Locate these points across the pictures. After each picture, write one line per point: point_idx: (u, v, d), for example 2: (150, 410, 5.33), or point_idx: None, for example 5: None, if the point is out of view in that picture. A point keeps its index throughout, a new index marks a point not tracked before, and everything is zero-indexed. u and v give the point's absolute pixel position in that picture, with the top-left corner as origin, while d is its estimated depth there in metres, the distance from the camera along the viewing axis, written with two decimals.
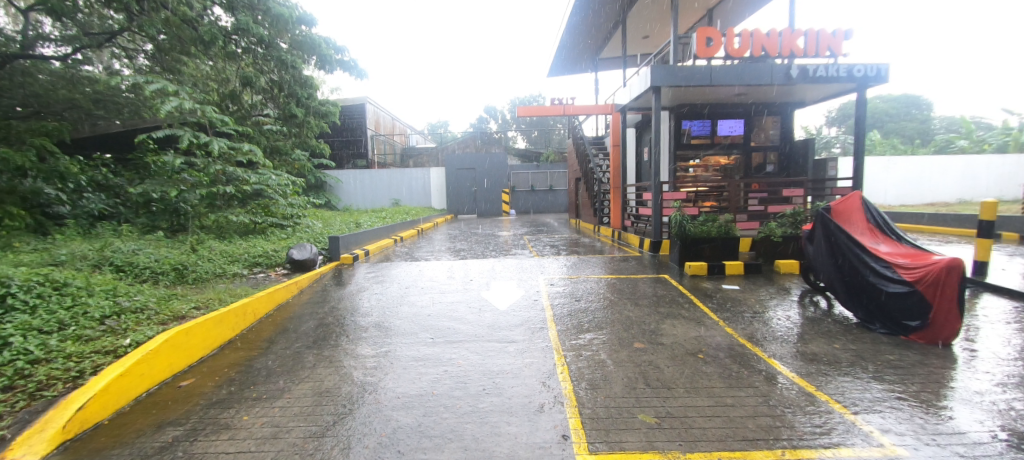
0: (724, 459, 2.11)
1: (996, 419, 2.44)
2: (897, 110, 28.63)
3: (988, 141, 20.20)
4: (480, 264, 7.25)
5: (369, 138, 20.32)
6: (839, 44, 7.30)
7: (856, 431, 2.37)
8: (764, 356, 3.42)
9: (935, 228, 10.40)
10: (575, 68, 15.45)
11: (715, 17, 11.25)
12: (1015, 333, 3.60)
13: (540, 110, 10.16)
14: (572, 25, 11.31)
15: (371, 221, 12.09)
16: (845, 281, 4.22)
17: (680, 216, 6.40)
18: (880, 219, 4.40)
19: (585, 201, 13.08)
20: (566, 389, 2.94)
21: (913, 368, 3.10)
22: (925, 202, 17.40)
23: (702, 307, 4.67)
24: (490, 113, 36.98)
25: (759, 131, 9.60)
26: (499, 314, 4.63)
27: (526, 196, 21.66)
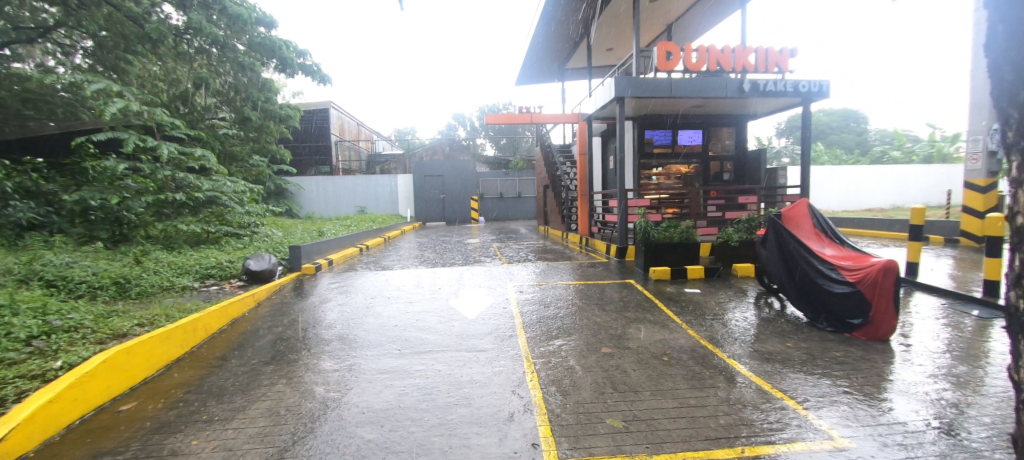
0: None
1: (930, 409, 2.64)
2: (838, 123, 30.94)
3: (916, 153, 22.20)
4: (448, 272, 7.16)
5: (333, 144, 19.72)
6: (786, 61, 7.83)
7: (809, 426, 2.50)
8: (724, 357, 3.55)
9: (873, 232, 11.26)
10: (542, 78, 15.69)
11: (674, 32, 11.80)
12: (943, 328, 3.93)
13: (509, 118, 10.23)
14: (539, 35, 11.52)
15: (335, 229, 11.70)
16: (795, 282, 4.46)
17: (644, 223, 6.61)
18: (825, 225, 4.71)
19: (554, 208, 13.24)
20: (536, 397, 2.93)
21: (857, 363, 3.31)
22: (864, 207, 18.86)
23: (666, 310, 4.82)
24: (458, 119, 36.88)
25: (716, 141, 10.09)
26: (467, 322, 4.57)
27: (495, 203, 21.64)
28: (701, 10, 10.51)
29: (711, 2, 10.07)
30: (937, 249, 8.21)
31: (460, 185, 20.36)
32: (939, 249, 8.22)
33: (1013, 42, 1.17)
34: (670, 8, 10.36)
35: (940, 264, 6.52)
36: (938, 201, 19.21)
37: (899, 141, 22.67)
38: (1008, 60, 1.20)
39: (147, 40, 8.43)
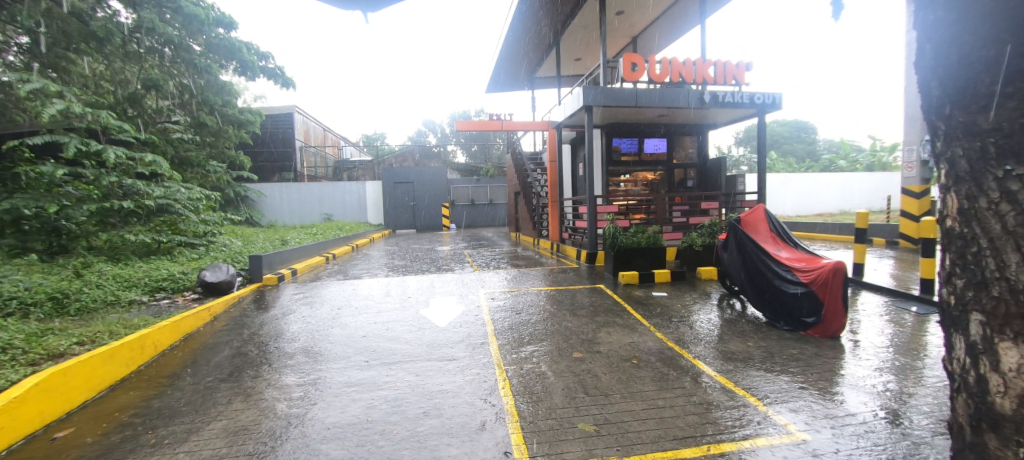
0: None
1: (877, 401, 2.81)
2: (790, 133, 33.00)
3: (860, 162, 23.95)
4: (418, 280, 7.03)
5: (297, 149, 19.09)
6: (742, 74, 8.27)
7: (769, 422, 2.60)
8: (690, 358, 3.65)
9: (823, 235, 12.02)
10: (513, 86, 15.86)
11: (639, 44, 12.25)
12: (886, 324, 4.22)
13: (480, 124, 10.25)
14: (510, 43, 11.64)
15: (299, 238, 11.27)
16: (755, 284, 4.66)
17: (613, 229, 6.76)
18: (780, 229, 4.97)
19: (525, 215, 13.31)
20: (508, 404, 2.90)
21: (812, 360, 3.49)
22: (815, 212, 20.11)
23: (635, 314, 4.91)
24: (428, 126, 36.70)
25: (679, 149, 10.48)
26: (437, 331, 4.49)
27: (467, 210, 21.53)
28: (664, 24, 10.98)
29: (673, 16, 10.53)
30: (880, 251, 8.85)
31: (430, 192, 20.15)
32: (881, 251, 8.86)
33: (936, 59, 1.29)
34: (635, 21, 10.76)
35: (882, 265, 7.02)
36: (879, 206, 20.79)
37: (845, 150, 24.41)
38: (934, 75, 1.31)
39: (91, 38, 7.84)
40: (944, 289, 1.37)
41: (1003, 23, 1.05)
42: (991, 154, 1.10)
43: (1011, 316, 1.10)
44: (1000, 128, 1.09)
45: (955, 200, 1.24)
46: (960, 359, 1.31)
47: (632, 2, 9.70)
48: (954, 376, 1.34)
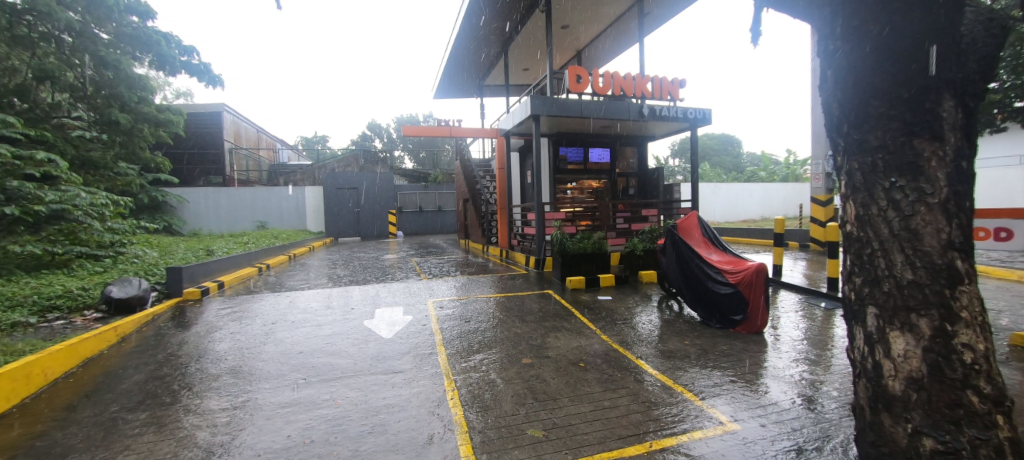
0: None
1: (795, 388, 3.11)
2: (718, 146, 36.07)
3: (777, 173, 26.69)
4: (361, 290, 6.72)
5: (226, 151, 17.64)
6: (677, 90, 8.88)
7: (705, 415, 2.77)
8: (634, 358, 3.79)
9: (747, 240, 13.16)
10: (462, 92, 15.82)
11: (584, 58, 12.80)
12: (800, 318, 4.69)
13: (428, 130, 10.09)
14: (458, 50, 11.65)
15: (227, 247, 10.34)
16: (690, 285, 4.96)
17: (560, 235, 6.92)
18: (711, 233, 5.37)
19: (474, 221, 13.23)
20: (456, 415, 2.83)
21: (739, 354, 3.78)
22: (740, 219, 21.97)
23: (582, 318, 5.05)
24: (374, 130, 35.65)
25: (621, 159, 11.04)
26: (382, 343, 4.30)
27: (414, 217, 21.03)
28: (606, 40, 11.55)
29: (615, 33, 11.12)
30: (794, 254, 9.83)
31: (375, 198, 19.42)
32: (795, 254, 9.84)
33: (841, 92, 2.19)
34: (579, 35, 11.24)
35: (796, 266, 7.78)
36: (793, 213, 23.17)
37: (764, 163, 27.03)
38: (837, 102, 2.24)
39: None
40: (853, 283, 2.18)
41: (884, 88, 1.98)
42: (881, 166, 2.00)
43: (899, 308, 1.94)
44: (886, 145, 1.99)
45: (854, 207, 2.13)
46: (862, 347, 2.13)
47: (576, 17, 10.12)
48: (857, 363, 2.17)
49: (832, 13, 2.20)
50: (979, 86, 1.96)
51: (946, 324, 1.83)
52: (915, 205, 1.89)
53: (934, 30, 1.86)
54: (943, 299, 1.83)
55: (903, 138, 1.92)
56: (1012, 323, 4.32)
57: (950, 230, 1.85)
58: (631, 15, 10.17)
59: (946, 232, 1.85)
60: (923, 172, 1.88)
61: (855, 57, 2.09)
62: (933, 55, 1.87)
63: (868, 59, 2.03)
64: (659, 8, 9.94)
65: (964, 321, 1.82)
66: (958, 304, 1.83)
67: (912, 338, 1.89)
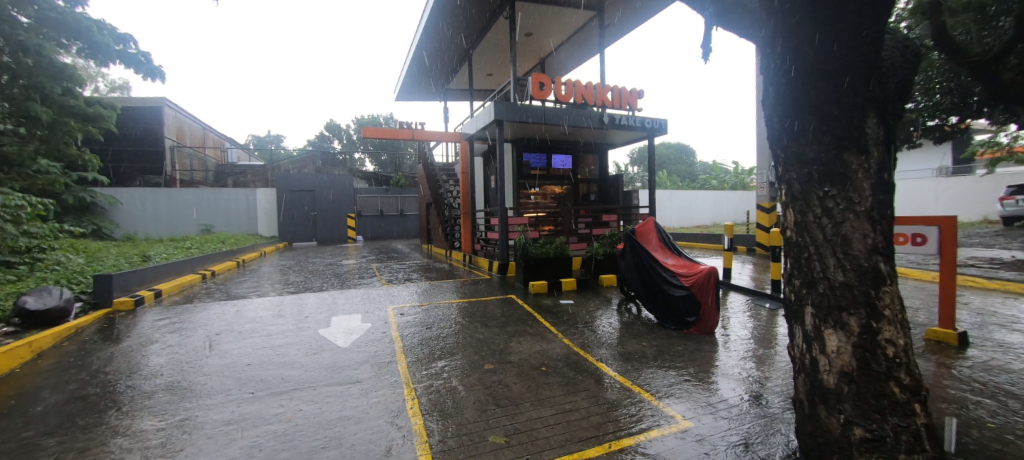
0: None
1: (743, 385, 3.28)
2: (674, 155, 37.87)
3: (727, 181, 28.39)
4: (316, 297, 6.42)
5: (167, 149, 16.50)
6: (635, 100, 9.23)
7: (661, 414, 2.87)
8: (594, 361, 3.86)
9: (700, 244, 13.86)
10: (425, 95, 15.64)
11: (547, 66, 13.03)
12: (748, 318, 4.98)
13: (390, 132, 9.87)
14: (422, 52, 11.50)
15: (166, 253, 9.57)
16: (647, 289, 5.14)
17: (523, 240, 6.97)
18: (666, 238, 5.59)
19: (437, 226, 13.04)
20: (416, 425, 2.75)
21: (693, 354, 3.95)
22: (694, 224, 23.13)
23: (544, 322, 5.08)
24: (333, 131, 34.48)
25: (583, 166, 11.29)
26: (338, 352, 4.13)
27: (375, 221, 20.49)
28: (568, 49, 11.85)
29: (576, 43, 11.44)
30: (742, 258, 10.45)
31: (334, 201, 18.74)
32: (743, 257, 10.47)
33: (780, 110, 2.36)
34: (543, 43, 11.43)
35: (743, 269, 8.26)
36: (741, 219, 24.72)
37: (716, 171, 28.68)
38: (776, 118, 2.42)
39: None
40: (793, 285, 2.33)
41: (812, 108, 2.19)
42: (816, 177, 2.18)
43: (832, 307, 2.10)
44: (818, 159, 2.18)
45: (794, 214, 2.30)
46: (800, 344, 2.30)
47: (539, 25, 10.32)
48: (798, 360, 2.32)
49: (771, 33, 2.36)
50: (896, 106, 2.19)
51: (872, 322, 2.02)
52: (845, 213, 2.08)
53: (858, 53, 2.05)
54: (869, 298, 2.02)
55: (835, 151, 2.12)
56: (925, 319, 4.82)
57: (875, 236, 2.05)
58: (592, 26, 10.50)
59: (870, 237, 2.05)
60: (850, 182, 2.08)
61: (792, 75, 2.26)
62: (851, 81, 2.07)
63: (803, 82, 2.21)
64: (619, 21, 10.33)
65: (888, 319, 2.01)
66: (882, 303, 2.02)
67: (844, 336, 2.06)
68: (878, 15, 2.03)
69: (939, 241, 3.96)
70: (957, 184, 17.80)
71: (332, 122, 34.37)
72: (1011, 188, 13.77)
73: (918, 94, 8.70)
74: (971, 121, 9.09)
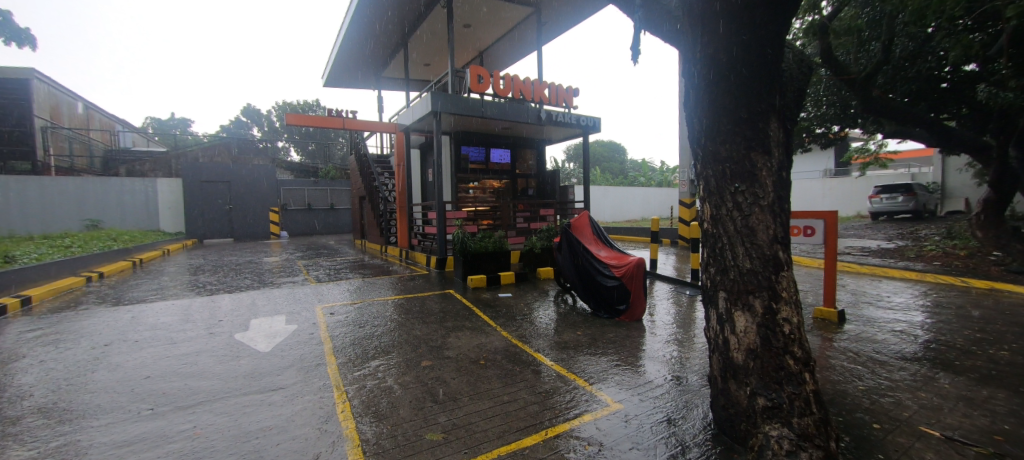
0: (503, 455, 2.28)
1: (666, 367, 3.53)
2: (607, 154, 39.88)
3: (653, 179, 30.51)
4: (232, 299, 5.83)
5: (37, 130, 14.02)
6: (571, 98, 9.53)
7: (594, 399, 3.00)
8: (532, 352, 3.93)
9: (630, 237, 14.75)
10: (357, 82, 14.81)
11: (486, 59, 12.98)
12: (671, 305, 5.38)
13: (319, 120, 9.22)
14: (354, 37, 10.85)
15: (35, 252, 8.11)
16: (582, 280, 5.33)
17: (461, 234, 6.89)
18: (600, 231, 5.86)
19: (371, 221, 12.46)
20: (347, 429, 2.60)
21: (623, 340, 4.18)
22: (624, 219, 24.55)
23: (482, 316, 5.08)
24: (251, 117, 31.28)
25: (522, 161, 11.45)
26: (259, 357, 3.79)
27: (302, 216, 19.13)
28: (507, 44, 11.92)
29: (515, 38, 11.54)
30: (666, 250, 11.27)
31: (254, 194, 17.16)
32: (668, 249, 11.31)
33: (699, 112, 2.56)
34: (482, 35, 11.38)
35: (667, 260, 8.92)
36: (665, 214, 26.74)
37: (644, 169, 30.70)
38: (695, 120, 2.63)
39: None
40: (709, 273, 2.56)
41: (724, 112, 2.40)
42: (728, 173, 2.40)
43: (741, 291, 2.33)
44: (731, 158, 2.39)
45: (710, 207, 2.52)
46: (714, 326, 2.52)
47: (478, 18, 10.22)
48: (712, 340, 2.55)
49: (692, 39, 2.55)
50: (791, 112, 2.47)
51: (772, 303, 2.27)
52: (752, 207, 2.31)
53: (761, 63, 2.29)
54: (771, 282, 2.27)
55: (744, 151, 2.34)
56: (813, 300, 5.58)
57: (775, 228, 2.30)
58: (530, 23, 10.63)
59: (772, 228, 2.30)
60: (756, 179, 2.32)
61: (709, 81, 2.46)
62: (755, 88, 2.31)
63: (716, 88, 2.43)
64: (556, 20, 10.57)
65: (785, 301, 2.27)
66: (780, 286, 2.28)
67: (751, 316, 2.30)
68: (778, 29, 2.27)
69: (824, 232, 4.57)
70: (838, 184, 20.76)
71: (252, 107, 31.38)
72: (878, 189, 16.37)
73: (809, 104, 9.96)
74: (848, 130, 10.66)
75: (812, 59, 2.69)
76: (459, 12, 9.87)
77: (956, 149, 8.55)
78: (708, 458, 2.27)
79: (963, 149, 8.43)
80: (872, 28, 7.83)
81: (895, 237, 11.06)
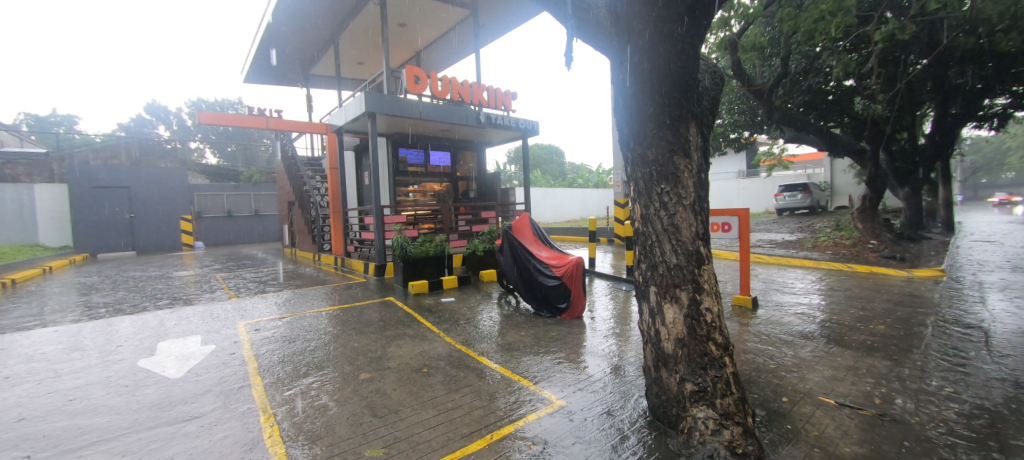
0: None
1: (606, 361, 3.70)
2: (546, 156, 41.00)
3: (591, 180, 31.89)
4: (134, 321, 5.14)
5: None
6: (510, 101, 9.63)
7: (538, 397, 3.06)
8: (477, 356, 3.91)
9: (570, 237, 15.28)
10: (281, 79, 13.76)
11: (424, 59, 12.74)
12: (609, 301, 5.64)
13: (237, 119, 8.44)
14: (276, 30, 10.06)
15: None
16: (524, 282, 5.40)
17: (401, 239, 6.68)
18: (540, 232, 6.00)
19: (302, 227, 11.65)
20: (277, 455, 2.39)
21: (565, 338, 4.32)
22: (564, 219, 25.39)
23: (425, 322, 4.96)
24: (154, 112, 26.98)
25: (462, 163, 11.38)
26: (170, 385, 3.37)
27: (220, 223, 17.44)
28: (445, 44, 11.79)
29: (453, 39, 11.45)
30: (603, 248, 11.83)
31: (162, 201, 15.30)
32: (605, 247, 11.88)
33: (627, 118, 2.71)
34: (419, 35, 11.15)
35: (605, 258, 9.34)
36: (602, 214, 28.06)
37: (581, 171, 31.99)
38: (623, 124, 2.78)
39: None
40: (641, 269, 2.70)
41: (649, 119, 2.56)
42: (655, 175, 2.56)
43: (669, 285, 2.50)
44: (657, 161, 2.55)
45: (640, 207, 2.66)
46: (647, 319, 2.67)
47: (414, 17, 10.00)
48: (645, 333, 2.70)
49: (619, 49, 2.69)
50: (705, 119, 2.71)
51: (696, 294, 2.46)
52: (676, 206, 2.50)
53: (679, 73, 2.47)
54: (694, 276, 2.47)
55: (668, 154, 2.52)
56: (731, 289, 6.14)
57: (697, 226, 2.50)
58: (467, 25, 10.59)
59: (694, 225, 2.50)
60: (679, 180, 2.50)
61: (635, 88, 2.60)
62: (675, 97, 2.49)
63: (642, 95, 2.57)
64: (493, 23, 10.65)
65: (707, 292, 2.47)
66: (702, 278, 2.48)
67: (678, 308, 2.47)
68: (691, 47, 2.47)
69: (738, 228, 5.05)
70: (749, 184, 23.16)
71: (152, 102, 27.32)
72: (781, 187, 18.48)
73: (724, 112, 10.99)
74: (756, 135, 11.92)
75: (722, 71, 2.97)
76: (394, 10, 9.59)
77: (840, 153, 9.90)
78: (645, 445, 2.40)
79: (846, 153, 9.78)
80: (774, 45, 8.81)
81: (795, 230, 12.54)
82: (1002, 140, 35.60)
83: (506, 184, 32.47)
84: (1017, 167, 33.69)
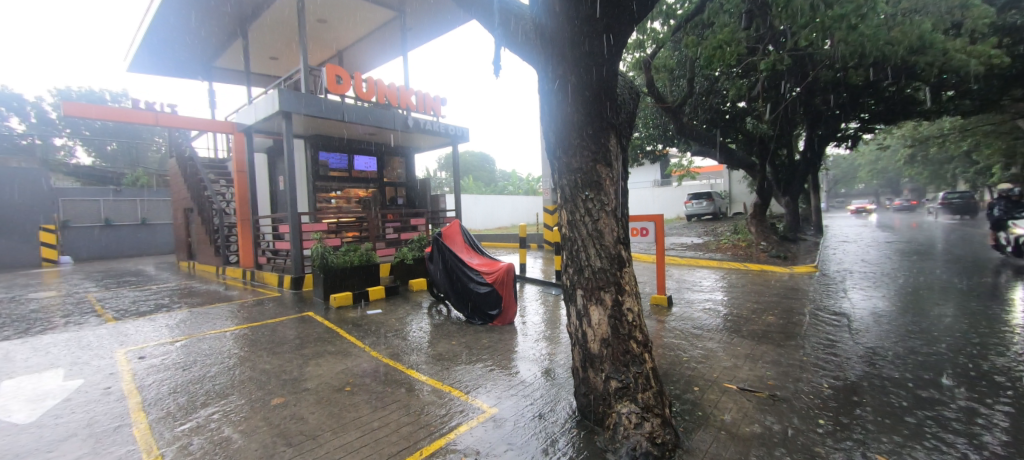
0: None
1: (536, 365, 3.78)
2: (479, 163, 41.26)
3: (521, 187, 32.66)
4: None
5: None
6: (439, 107, 9.51)
7: (469, 407, 3.03)
8: (405, 369, 3.77)
9: (502, 243, 15.45)
10: (176, 71, 12.16)
11: (348, 58, 12.10)
12: (539, 306, 5.77)
13: (118, 112, 7.27)
14: (171, 14, 8.89)
15: None
16: (455, 289, 5.34)
17: (322, 248, 6.23)
18: (471, 239, 5.99)
19: (203, 237, 10.33)
20: None
21: (496, 345, 4.33)
22: (496, 226, 25.67)
23: (349, 337, 4.67)
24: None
25: (390, 169, 10.98)
26: (16, 433, 2.75)
27: (92, 235, 14.85)
28: (371, 45, 11.34)
29: (379, 40, 11.05)
30: (534, 253, 12.12)
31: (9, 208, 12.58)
32: (535, 253, 12.21)
33: (552, 128, 2.81)
34: (341, 33, 10.58)
35: (535, 264, 9.59)
36: (532, 220, 28.84)
37: (512, 179, 32.69)
38: (548, 133, 2.87)
39: None
40: (568, 274, 2.81)
41: (573, 130, 2.68)
42: (580, 183, 2.67)
43: (595, 288, 2.63)
44: (580, 170, 2.68)
45: (567, 213, 2.76)
46: (574, 320, 2.78)
47: (336, 14, 9.48)
48: (574, 335, 2.80)
49: (544, 62, 2.79)
50: (623, 131, 2.91)
51: (619, 295, 2.61)
52: (599, 212, 2.64)
53: (599, 87, 2.63)
54: (616, 278, 2.62)
55: (591, 163, 2.66)
56: (648, 290, 6.63)
57: (617, 231, 2.66)
58: (395, 26, 10.29)
59: (616, 230, 2.66)
60: (602, 187, 2.65)
61: (559, 100, 2.71)
62: (595, 110, 2.65)
63: (566, 106, 2.68)
64: (422, 27, 10.49)
65: (628, 293, 2.64)
66: (624, 280, 2.64)
67: (603, 309, 2.61)
68: (608, 65, 2.65)
69: (654, 232, 5.49)
70: (662, 192, 25.40)
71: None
72: (689, 196, 20.51)
73: (641, 126, 11.92)
74: (667, 148, 13.11)
75: (636, 88, 3.22)
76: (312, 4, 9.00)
77: (736, 166, 11.28)
78: (574, 445, 2.48)
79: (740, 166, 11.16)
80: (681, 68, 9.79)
81: (702, 234, 13.95)
82: (853, 157, 43.26)
83: (437, 190, 32.04)
84: (864, 179, 41.17)
